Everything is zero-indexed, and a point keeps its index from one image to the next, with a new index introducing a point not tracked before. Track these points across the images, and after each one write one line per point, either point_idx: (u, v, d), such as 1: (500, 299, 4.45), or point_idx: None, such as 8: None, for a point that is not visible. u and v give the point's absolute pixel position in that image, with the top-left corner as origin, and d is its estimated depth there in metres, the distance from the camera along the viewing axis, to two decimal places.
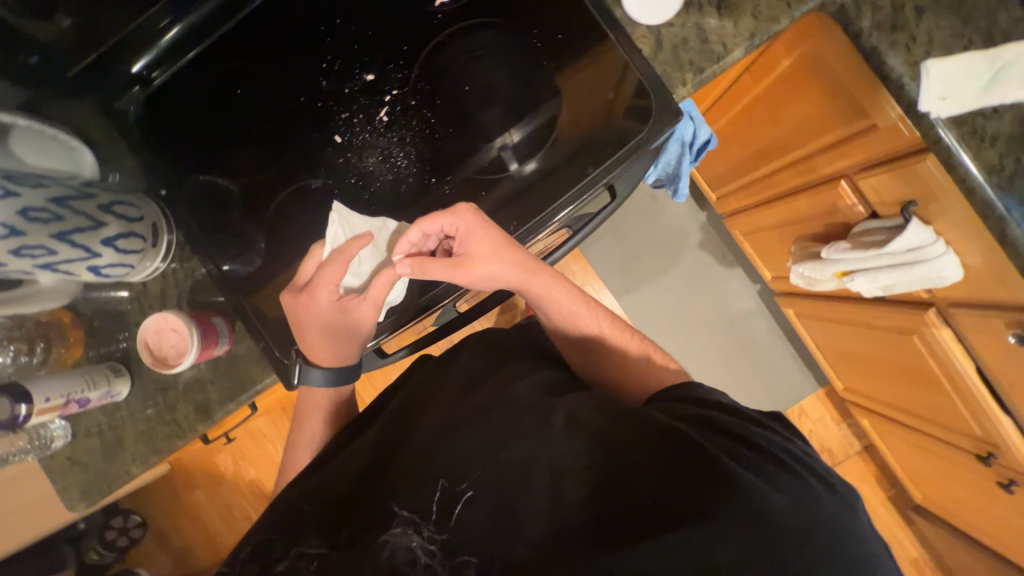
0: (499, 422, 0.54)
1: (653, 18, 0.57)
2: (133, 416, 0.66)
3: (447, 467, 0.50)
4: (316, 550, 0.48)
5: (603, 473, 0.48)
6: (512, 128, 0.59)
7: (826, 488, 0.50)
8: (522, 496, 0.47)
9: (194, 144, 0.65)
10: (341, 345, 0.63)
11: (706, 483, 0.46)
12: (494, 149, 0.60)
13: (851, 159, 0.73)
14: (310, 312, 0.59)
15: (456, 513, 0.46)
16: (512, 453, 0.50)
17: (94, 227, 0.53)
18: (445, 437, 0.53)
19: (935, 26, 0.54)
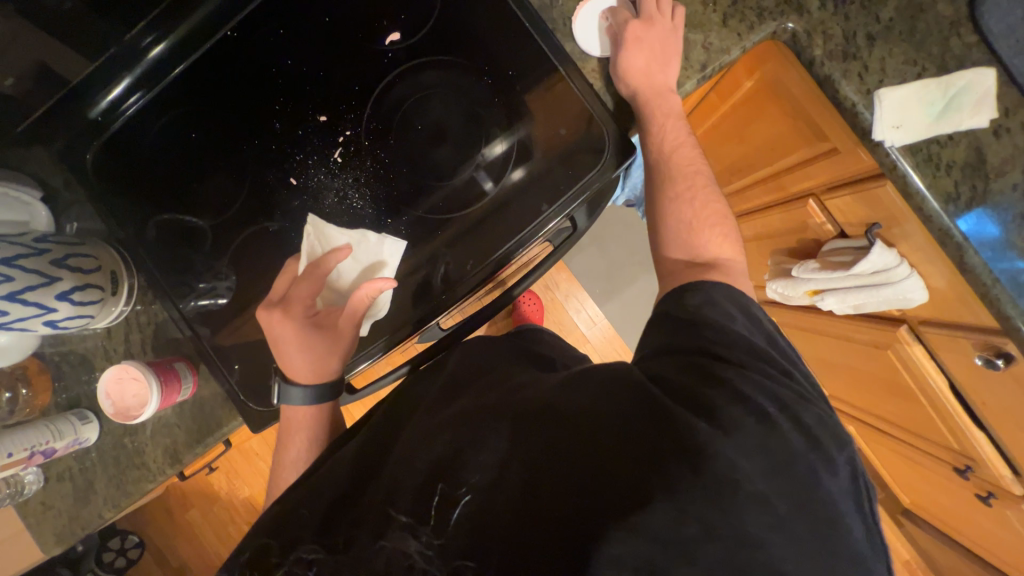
0: (469, 410, 0.51)
1: None
2: (103, 460, 0.67)
3: (435, 466, 0.46)
4: (315, 554, 0.46)
5: (570, 441, 0.42)
6: (496, 137, 0.58)
7: (822, 433, 0.42)
8: (493, 486, 0.42)
9: (150, 189, 0.64)
10: (324, 362, 0.60)
11: (684, 448, 0.39)
12: (468, 169, 0.59)
13: (817, 179, 0.72)
14: (287, 329, 0.58)
15: (455, 516, 0.42)
16: (488, 454, 0.45)
17: (48, 283, 0.53)
18: (426, 435, 0.50)
19: (887, 54, 0.53)
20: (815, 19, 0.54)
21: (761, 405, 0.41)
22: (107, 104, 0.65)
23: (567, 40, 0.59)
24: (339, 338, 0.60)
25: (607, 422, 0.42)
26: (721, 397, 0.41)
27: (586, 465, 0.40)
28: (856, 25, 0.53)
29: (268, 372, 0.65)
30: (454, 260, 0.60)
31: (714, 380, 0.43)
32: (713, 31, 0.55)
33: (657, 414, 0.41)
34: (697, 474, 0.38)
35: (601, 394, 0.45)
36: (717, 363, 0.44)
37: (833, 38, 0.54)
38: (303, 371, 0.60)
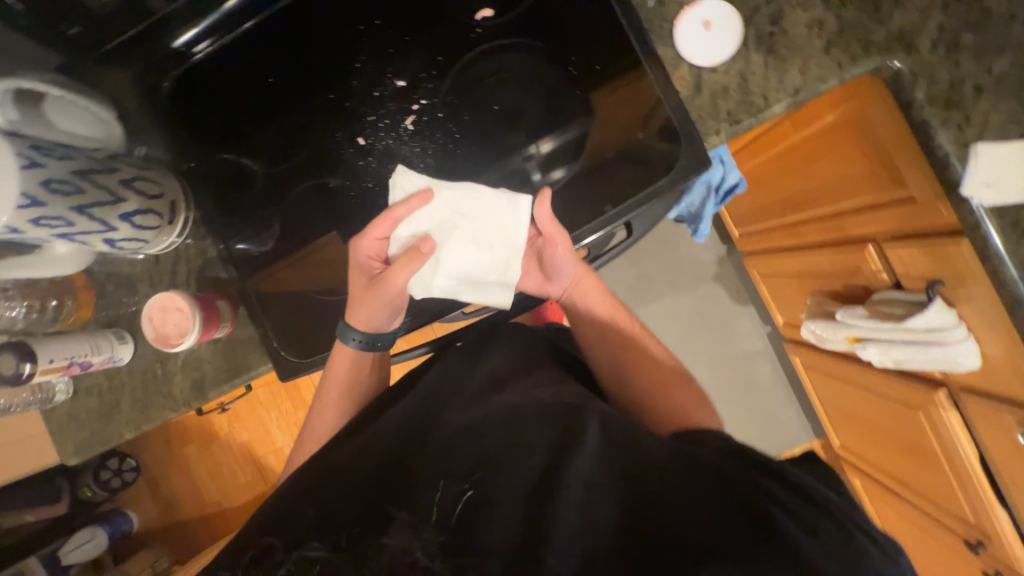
0: (515, 425, 0.50)
1: (701, 60, 0.55)
2: (132, 382, 0.68)
3: (456, 468, 0.47)
4: (317, 551, 0.40)
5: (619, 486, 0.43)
6: (544, 136, 0.58)
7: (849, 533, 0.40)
8: (519, 499, 0.43)
9: (220, 126, 0.65)
10: (375, 316, 0.61)
11: (719, 521, 0.39)
12: (518, 156, 0.58)
13: (882, 226, 0.71)
14: (356, 281, 0.60)
15: (457, 514, 0.43)
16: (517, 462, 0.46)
17: (114, 202, 0.54)
18: (466, 440, 0.50)
19: (992, 109, 0.51)
20: (923, 61, 0.52)
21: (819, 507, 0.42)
22: (185, 40, 0.65)
23: (660, 40, 0.57)
24: (376, 295, 0.58)
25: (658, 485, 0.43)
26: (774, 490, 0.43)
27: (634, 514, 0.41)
28: (965, 73, 0.51)
29: (306, 323, 0.66)
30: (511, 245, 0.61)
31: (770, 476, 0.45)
32: (813, 57, 0.53)
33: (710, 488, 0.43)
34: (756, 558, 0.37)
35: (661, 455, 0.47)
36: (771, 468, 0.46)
37: (937, 84, 0.52)
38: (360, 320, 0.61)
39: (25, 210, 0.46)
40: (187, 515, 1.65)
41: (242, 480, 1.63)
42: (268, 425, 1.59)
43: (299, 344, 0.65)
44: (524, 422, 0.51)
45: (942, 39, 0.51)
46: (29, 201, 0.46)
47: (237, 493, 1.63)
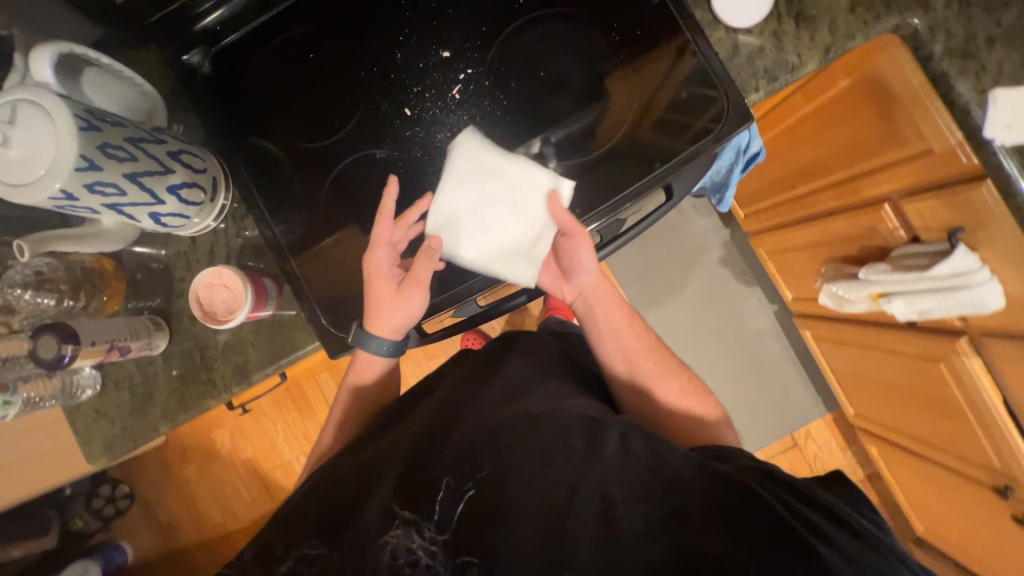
0: (533, 432, 0.51)
1: (737, 21, 0.58)
2: (168, 371, 0.65)
3: (456, 464, 0.49)
4: (317, 550, 0.46)
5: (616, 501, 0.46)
6: (551, 129, 0.60)
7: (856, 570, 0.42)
8: (519, 500, 0.47)
9: (260, 105, 0.65)
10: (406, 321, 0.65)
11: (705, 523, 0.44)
12: (535, 146, 0.60)
13: (899, 183, 0.75)
14: (384, 288, 0.62)
15: (459, 511, 0.47)
16: (521, 465, 0.48)
17: (163, 172, 0.53)
18: (480, 448, 0.51)
19: (1006, 57, 0.55)
20: (940, 18, 0.56)
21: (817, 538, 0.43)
22: (212, 22, 0.64)
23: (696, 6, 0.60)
24: (408, 299, 0.62)
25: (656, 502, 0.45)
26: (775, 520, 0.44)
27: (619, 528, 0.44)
28: (978, 27, 0.55)
29: (350, 299, 0.64)
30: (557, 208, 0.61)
31: (772, 499, 0.46)
32: (839, 17, 0.57)
33: (710, 502, 0.45)
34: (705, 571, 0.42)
35: (677, 468, 0.48)
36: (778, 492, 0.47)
37: (953, 38, 0.56)
38: (389, 329, 0.64)
39: (83, 174, 0.45)
40: (187, 542, 1.55)
41: (247, 499, 1.55)
42: (274, 438, 1.53)
43: (345, 318, 0.64)
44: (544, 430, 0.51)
45: None
46: (86, 164, 0.45)
47: (242, 514, 1.55)
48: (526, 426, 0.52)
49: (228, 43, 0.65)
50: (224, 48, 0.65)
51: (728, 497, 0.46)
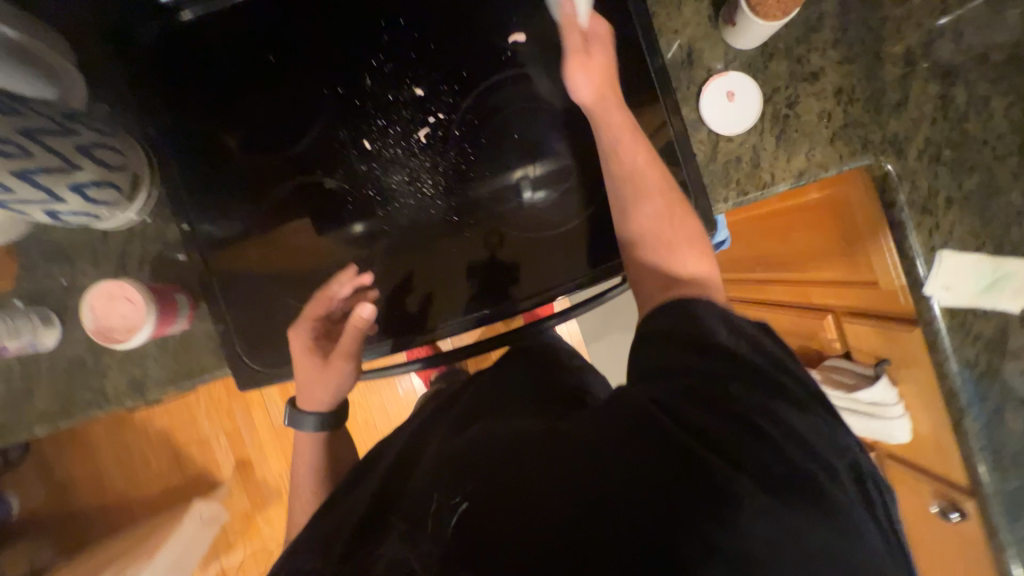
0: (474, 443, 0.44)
1: (721, 128, 0.56)
2: (53, 372, 0.59)
3: (428, 488, 0.42)
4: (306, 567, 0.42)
5: (566, 478, 0.35)
6: (534, 159, 0.57)
7: (808, 435, 0.35)
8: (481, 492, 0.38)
9: (207, 100, 0.58)
10: (335, 395, 0.61)
11: (647, 465, 0.34)
12: (512, 176, 0.57)
13: (845, 300, 0.77)
14: (308, 363, 0.58)
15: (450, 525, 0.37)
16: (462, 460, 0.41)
17: (66, 170, 0.46)
18: (439, 468, 0.43)
19: (957, 221, 0.57)
20: (909, 168, 0.57)
21: (790, 429, 0.35)
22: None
23: (685, 100, 0.58)
24: (335, 372, 0.58)
25: (602, 452, 0.35)
26: (733, 444, 0.34)
27: (580, 490, 0.34)
28: (941, 186, 0.57)
29: (273, 330, 0.59)
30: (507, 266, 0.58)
31: (738, 390, 0.36)
32: (818, 146, 0.57)
33: (641, 441, 0.34)
34: (696, 525, 0.31)
35: (584, 427, 0.38)
36: (745, 394, 0.36)
37: (918, 190, 0.57)
38: (318, 401, 0.61)
39: None
40: (81, 504, 1.46)
41: (155, 470, 1.47)
42: (194, 411, 1.45)
43: (261, 347, 0.59)
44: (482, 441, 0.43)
45: (927, 151, 0.57)
46: None
47: (147, 484, 1.47)
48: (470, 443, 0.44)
49: (185, 22, 0.56)
50: (182, 26, 0.56)
51: (693, 428, 0.34)
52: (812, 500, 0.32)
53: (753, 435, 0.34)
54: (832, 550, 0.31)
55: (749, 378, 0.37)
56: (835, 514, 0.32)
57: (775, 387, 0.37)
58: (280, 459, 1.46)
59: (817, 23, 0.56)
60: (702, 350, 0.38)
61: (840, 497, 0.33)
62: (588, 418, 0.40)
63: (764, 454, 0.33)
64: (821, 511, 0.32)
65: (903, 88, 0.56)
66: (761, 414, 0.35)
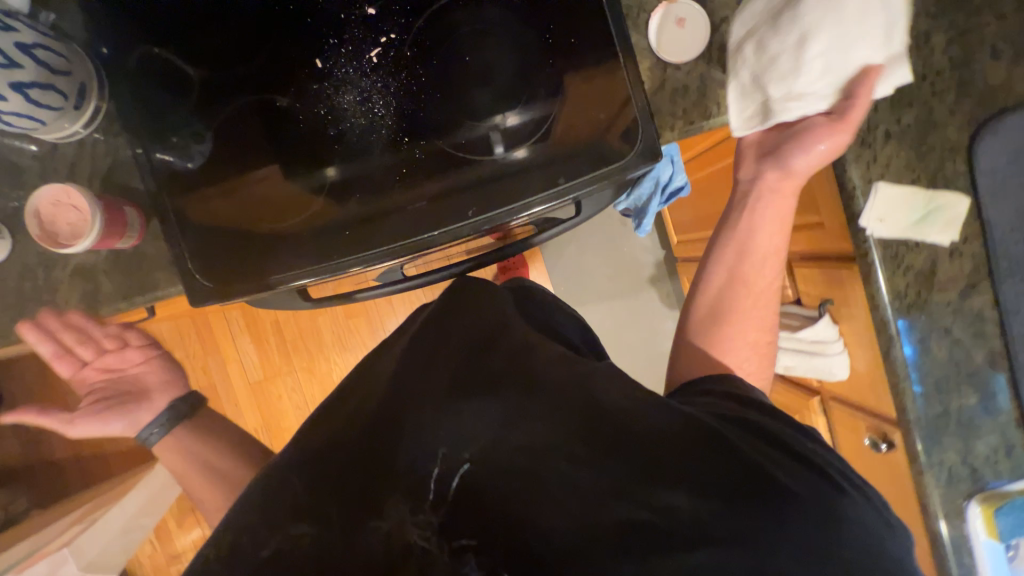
0: (555, 399, 0.45)
1: (671, 55, 0.57)
2: (4, 286, 0.60)
3: (438, 438, 0.42)
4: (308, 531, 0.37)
5: (658, 465, 0.39)
6: (507, 110, 0.57)
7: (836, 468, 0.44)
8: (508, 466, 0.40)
9: (156, 14, 0.57)
10: (109, 422, 0.62)
11: (691, 469, 0.39)
12: (482, 127, 0.57)
13: (797, 247, 0.79)
14: None
15: (454, 489, 0.39)
16: (481, 428, 0.43)
17: (5, 65, 0.46)
18: (507, 400, 0.45)
19: (894, 155, 0.59)
20: None
21: (829, 480, 0.42)
22: None
23: (635, 28, 0.59)
24: None
25: (688, 448, 0.41)
26: (789, 466, 0.42)
27: (665, 478, 0.39)
28: (880, 120, 0.59)
29: (226, 251, 0.60)
30: (458, 201, 0.58)
31: (794, 438, 0.45)
32: None
33: (714, 441, 0.42)
34: (763, 524, 0.37)
35: (669, 424, 0.43)
36: (795, 441, 0.45)
37: (858, 123, 0.59)
38: (130, 424, 0.63)
39: None
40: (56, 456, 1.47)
41: None
42: None
43: (211, 267, 0.60)
44: (559, 402, 0.44)
45: None
46: None
47: (122, 438, 1.48)
48: (547, 399, 0.45)
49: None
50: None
51: (760, 453, 0.42)
52: (840, 535, 0.38)
53: (804, 463, 0.42)
54: (857, 560, 0.37)
55: (790, 425, 0.47)
56: (863, 544, 0.38)
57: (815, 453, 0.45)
58: (257, 412, 1.49)
59: None
60: (767, 407, 0.50)
61: (868, 526, 0.40)
62: (621, 398, 0.45)
63: (811, 487, 0.40)
64: (837, 537, 0.38)
65: None
66: (808, 456, 0.43)
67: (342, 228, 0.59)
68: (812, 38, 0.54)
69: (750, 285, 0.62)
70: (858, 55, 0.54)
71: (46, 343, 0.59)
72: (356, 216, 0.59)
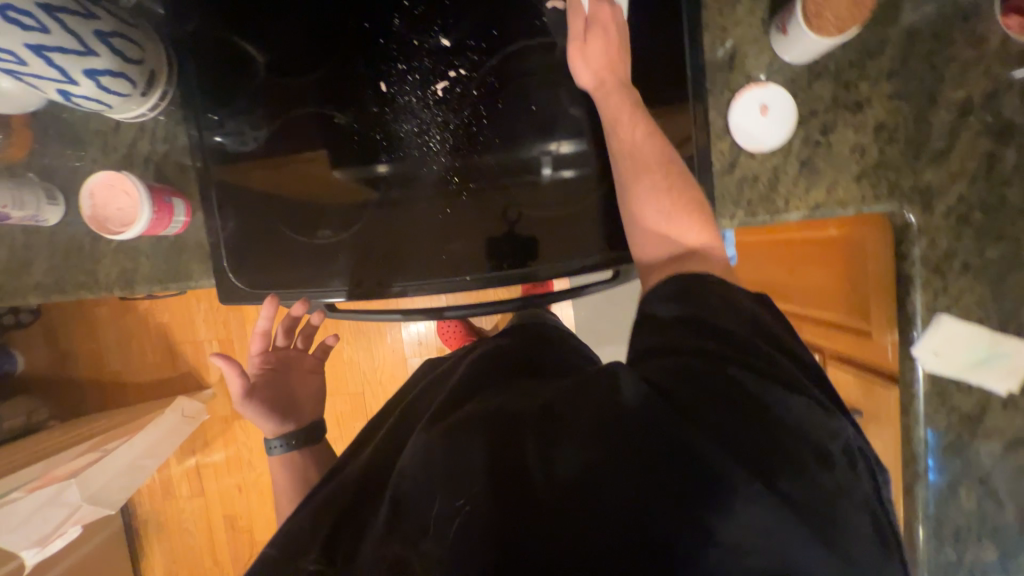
0: (511, 407, 0.42)
1: (748, 143, 0.54)
2: (51, 248, 0.62)
3: (424, 475, 0.41)
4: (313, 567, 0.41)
5: (587, 466, 0.34)
6: (562, 136, 0.56)
7: (833, 450, 0.35)
8: (490, 487, 0.37)
9: (233, 10, 0.57)
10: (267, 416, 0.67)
11: (647, 471, 0.33)
12: (535, 149, 0.56)
13: (836, 346, 0.76)
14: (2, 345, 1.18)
15: (451, 532, 0.37)
16: (459, 453, 0.40)
17: (81, 53, 0.46)
18: (472, 421, 0.43)
19: (968, 288, 0.55)
20: (932, 223, 0.54)
21: (801, 427, 0.35)
22: None
23: (715, 106, 0.55)
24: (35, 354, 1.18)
25: (610, 444, 0.35)
26: (719, 428, 0.34)
27: (596, 482, 0.34)
28: (960, 249, 0.54)
29: (264, 258, 0.61)
30: (493, 225, 0.57)
31: (735, 385, 0.36)
32: (843, 181, 0.54)
33: (634, 429, 0.34)
34: (711, 521, 0.31)
35: (595, 411, 0.37)
36: (757, 382, 0.36)
37: (935, 248, 0.54)
38: (268, 426, 0.67)
39: None
40: (78, 376, 1.55)
41: (148, 361, 1.55)
42: (193, 314, 1.51)
43: (247, 269, 0.61)
44: (496, 415, 0.42)
45: (956, 210, 0.54)
46: None
47: (139, 372, 1.55)
48: (486, 415, 0.43)
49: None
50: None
51: (706, 421, 0.34)
52: (813, 498, 0.33)
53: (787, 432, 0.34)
54: (831, 516, 0.33)
55: (745, 356, 0.38)
56: (836, 492, 0.34)
57: (787, 378, 0.37)
58: None
59: (876, 49, 0.53)
60: (716, 328, 0.40)
61: (843, 475, 0.34)
62: (570, 390, 0.41)
63: (783, 452, 0.34)
64: (817, 508, 0.33)
65: (949, 137, 0.53)
66: (769, 412, 0.35)
67: (383, 249, 0.59)
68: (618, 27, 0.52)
69: (659, 256, 0.49)
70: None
71: (262, 327, 0.65)
72: (401, 240, 0.59)
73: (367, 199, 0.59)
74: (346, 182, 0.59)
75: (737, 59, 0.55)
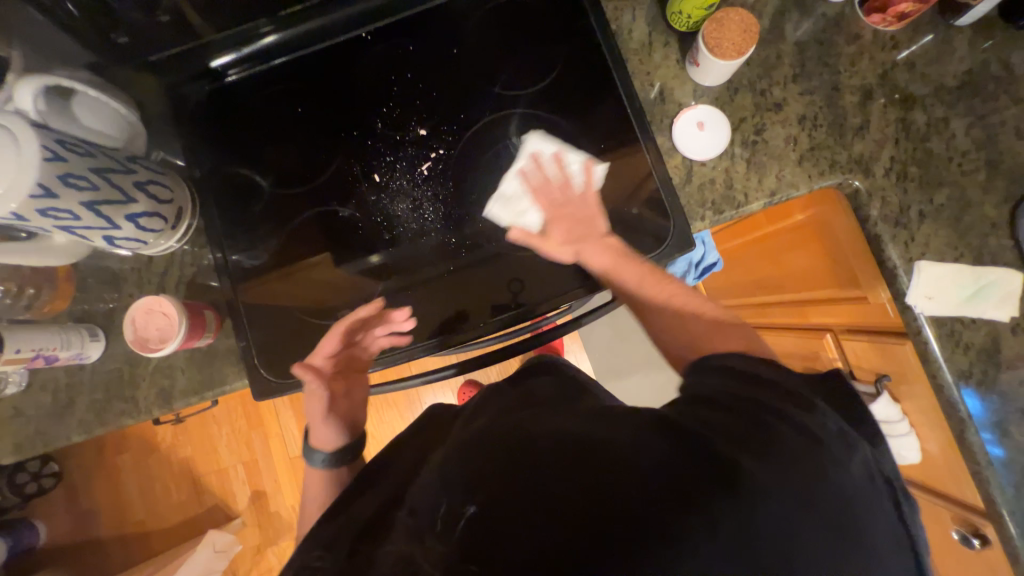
0: (538, 423, 0.43)
1: (697, 153, 0.62)
2: (94, 382, 0.66)
3: (451, 484, 0.41)
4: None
5: (606, 475, 0.36)
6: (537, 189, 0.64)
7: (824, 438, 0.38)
8: (512, 487, 0.38)
9: (241, 145, 0.68)
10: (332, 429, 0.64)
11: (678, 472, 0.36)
12: (513, 205, 0.64)
13: (841, 319, 0.79)
14: None
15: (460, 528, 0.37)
16: (487, 467, 0.40)
17: (124, 202, 0.55)
18: (502, 441, 0.42)
19: (933, 233, 0.59)
20: (878, 184, 0.60)
21: (788, 420, 0.39)
22: (219, 65, 0.67)
23: (660, 131, 0.64)
24: None
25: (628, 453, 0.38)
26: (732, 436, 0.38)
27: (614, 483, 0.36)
28: (911, 201, 0.60)
29: (290, 346, 0.65)
30: (496, 264, 0.64)
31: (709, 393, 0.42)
32: (788, 167, 0.61)
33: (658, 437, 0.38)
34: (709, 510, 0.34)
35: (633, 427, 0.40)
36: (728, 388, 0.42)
37: (889, 204, 0.60)
38: (327, 438, 0.64)
39: (36, 200, 0.47)
40: (102, 533, 1.47)
41: (174, 501, 1.49)
42: (216, 442, 1.49)
43: (274, 361, 0.65)
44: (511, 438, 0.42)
45: (894, 168, 0.60)
46: (42, 192, 0.47)
47: (166, 515, 1.49)
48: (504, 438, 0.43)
49: (229, 83, 0.68)
50: (221, 89, 0.69)
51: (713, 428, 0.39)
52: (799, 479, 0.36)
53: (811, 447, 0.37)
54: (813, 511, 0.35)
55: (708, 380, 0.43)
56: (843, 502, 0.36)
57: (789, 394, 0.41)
58: (297, 489, 1.47)
59: (776, 61, 0.63)
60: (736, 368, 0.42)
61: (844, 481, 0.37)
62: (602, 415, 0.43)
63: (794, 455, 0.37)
64: (817, 523, 0.35)
65: (863, 113, 0.61)
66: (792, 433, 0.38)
67: (450, 309, 0.65)
68: (566, 147, 0.63)
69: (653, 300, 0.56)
70: (537, 144, 0.64)
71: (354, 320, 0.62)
72: (414, 289, 0.65)
73: (374, 288, 0.65)
74: (352, 265, 0.66)
75: (666, 93, 0.65)
